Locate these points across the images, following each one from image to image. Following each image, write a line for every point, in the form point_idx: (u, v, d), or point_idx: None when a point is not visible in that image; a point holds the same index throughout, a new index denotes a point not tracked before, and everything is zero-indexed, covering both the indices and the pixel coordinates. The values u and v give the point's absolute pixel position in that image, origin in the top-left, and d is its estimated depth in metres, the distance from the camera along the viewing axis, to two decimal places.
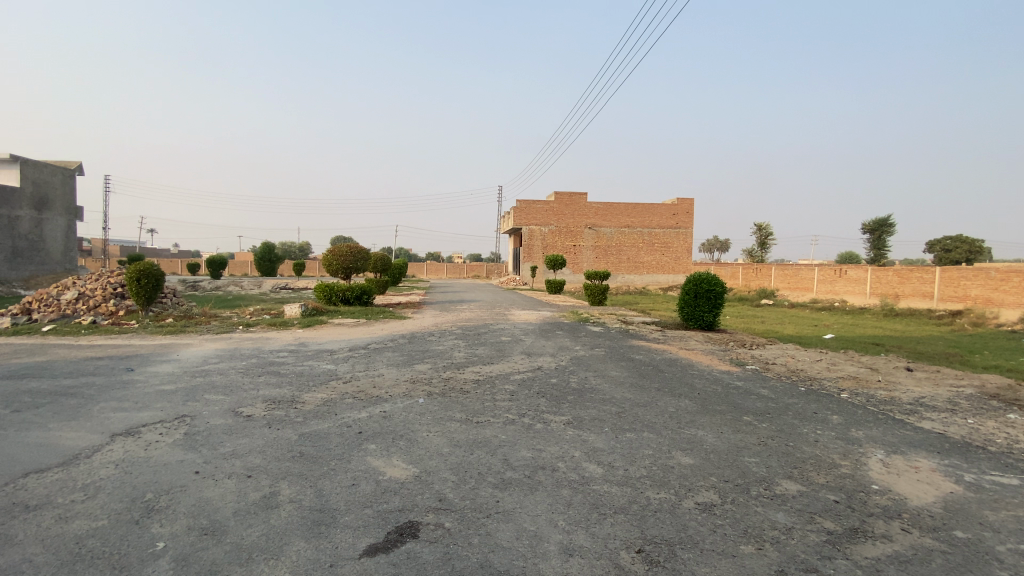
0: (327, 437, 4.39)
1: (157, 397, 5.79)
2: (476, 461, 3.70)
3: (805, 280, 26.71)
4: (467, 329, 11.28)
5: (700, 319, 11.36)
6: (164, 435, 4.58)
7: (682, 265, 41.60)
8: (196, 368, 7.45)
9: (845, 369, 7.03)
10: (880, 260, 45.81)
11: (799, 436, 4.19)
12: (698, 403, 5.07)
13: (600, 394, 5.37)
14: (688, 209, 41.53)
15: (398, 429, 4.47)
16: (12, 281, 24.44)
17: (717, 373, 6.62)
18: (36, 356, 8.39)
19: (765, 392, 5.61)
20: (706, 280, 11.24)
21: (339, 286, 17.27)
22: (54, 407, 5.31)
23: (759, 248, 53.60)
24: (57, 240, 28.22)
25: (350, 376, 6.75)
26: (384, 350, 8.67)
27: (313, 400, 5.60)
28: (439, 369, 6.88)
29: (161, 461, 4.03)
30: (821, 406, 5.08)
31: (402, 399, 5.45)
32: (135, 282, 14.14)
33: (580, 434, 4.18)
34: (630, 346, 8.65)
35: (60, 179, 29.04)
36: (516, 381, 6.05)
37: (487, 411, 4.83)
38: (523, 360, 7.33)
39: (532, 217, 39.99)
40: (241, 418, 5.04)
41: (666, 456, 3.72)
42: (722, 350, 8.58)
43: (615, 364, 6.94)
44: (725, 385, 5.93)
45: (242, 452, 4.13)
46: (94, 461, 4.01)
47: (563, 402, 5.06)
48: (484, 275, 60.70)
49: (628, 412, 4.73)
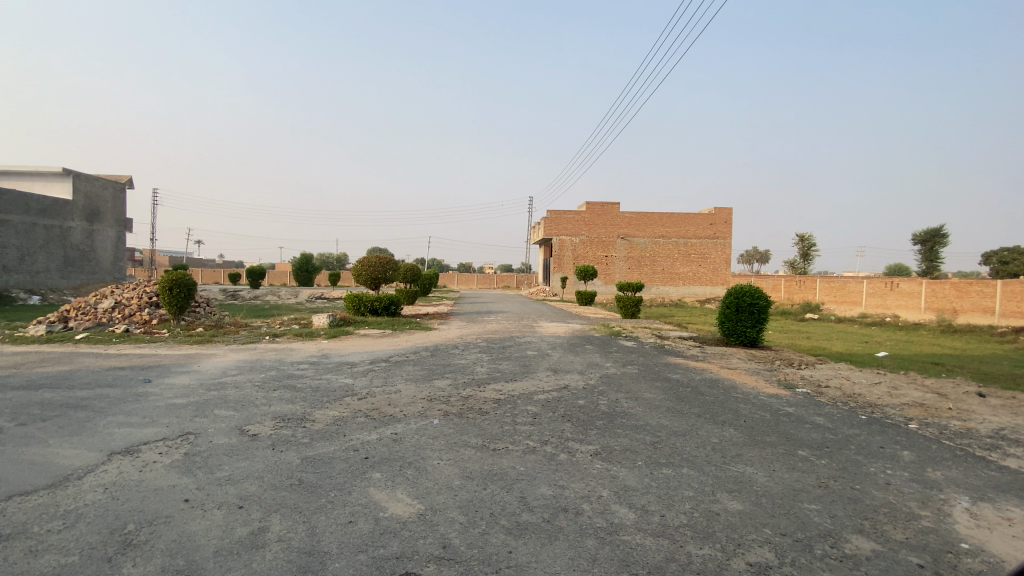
0: (330, 462, 4.02)
1: (164, 412, 5.56)
2: (490, 498, 3.26)
3: (853, 293, 25.33)
4: (492, 342, 10.85)
5: (741, 335, 10.64)
6: (163, 455, 4.30)
7: (719, 276, 40.28)
8: (212, 380, 7.25)
9: (909, 394, 6.29)
10: (932, 273, 43.43)
11: (866, 478, 3.60)
12: (744, 434, 4.50)
13: (633, 419, 4.85)
14: (726, 219, 40.22)
15: (407, 456, 4.07)
16: (63, 290, 25.42)
17: (763, 397, 5.99)
18: (61, 364, 8.40)
19: (820, 421, 4.98)
20: (749, 292, 10.54)
21: (368, 296, 17.15)
22: (60, 421, 5.13)
23: (801, 259, 51.63)
24: (107, 251, 29.44)
25: (366, 392, 6.41)
26: (405, 364, 8.32)
27: (323, 418, 5.27)
28: (459, 387, 6.47)
29: (153, 485, 3.73)
30: (887, 439, 4.44)
31: (417, 420, 5.06)
32: (167, 291, 14.31)
33: (608, 468, 3.69)
34: (666, 364, 8.05)
35: (111, 193, 30.26)
36: (540, 401, 5.59)
37: (505, 437, 4.39)
38: (549, 378, 6.86)
39: (564, 227, 39.54)
40: (246, 437, 4.74)
41: (709, 500, 3.20)
42: (767, 369, 7.90)
43: (649, 385, 6.39)
44: (773, 412, 5.31)
45: (239, 477, 3.80)
46: (84, 484, 3.75)
47: (590, 428, 4.58)
48: (515, 286, 60.56)
49: (664, 442, 4.21)
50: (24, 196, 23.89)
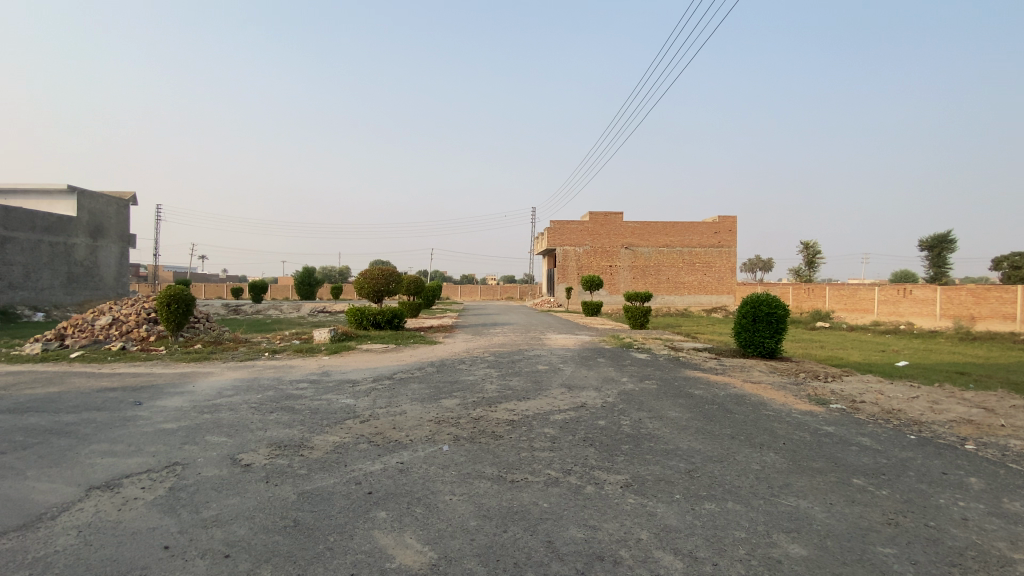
0: (329, 499, 3.59)
1: (152, 439, 5.11)
2: (512, 543, 2.83)
3: (864, 301, 24.87)
4: (499, 356, 10.41)
5: (760, 345, 10.17)
6: (146, 491, 3.83)
7: (725, 285, 39.78)
8: (206, 402, 6.81)
9: (953, 410, 5.83)
10: (941, 279, 42.83)
11: (940, 513, 3.16)
12: (788, 459, 4.07)
13: (661, 443, 4.41)
14: (731, 227, 39.80)
15: (416, 490, 3.64)
16: (66, 307, 25.09)
17: (797, 415, 5.55)
18: (51, 385, 7.99)
19: (866, 442, 4.58)
20: (766, 301, 10.11)
21: (371, 310, 16.74)
22: (40, 449, 4.69)
23: (807, 266, 51.11)
24: (110, 267, 29.13)
25: (369, 414, 5.98)
26: (410, 381, 7.89)
27: (322, 445, 4.85)
28: (468, 407, 6.04)
29: (131, 527, 3.26)
30: (948, 464, 4.00)
31: (425, 446, 4.63)
32: (165, 307, 13.94)
33: (643, 503, 3.27)
34: (684, 378, 7.62)
35: (115, 210, 30.06)
36: (557, 423, 5.16)
37: (523, 466, 3.96)
38: (563, 395, 6.42)
39: (567, 237, 39.21)
40: (237, 468, 4.31)
41: (766, 543, 2.76)
42: (793, 383, 7.45)
43: (672, 402, 5.95)
44: (813, 432, 4.87)
45: (226, 518, 3.36)
46: (56, 525, 3.25)
47: (616, 455, 4.15)
48: (518, 297, 60.18)
49: (701, 471, 3.78)
50: (30, 213, 23.67)
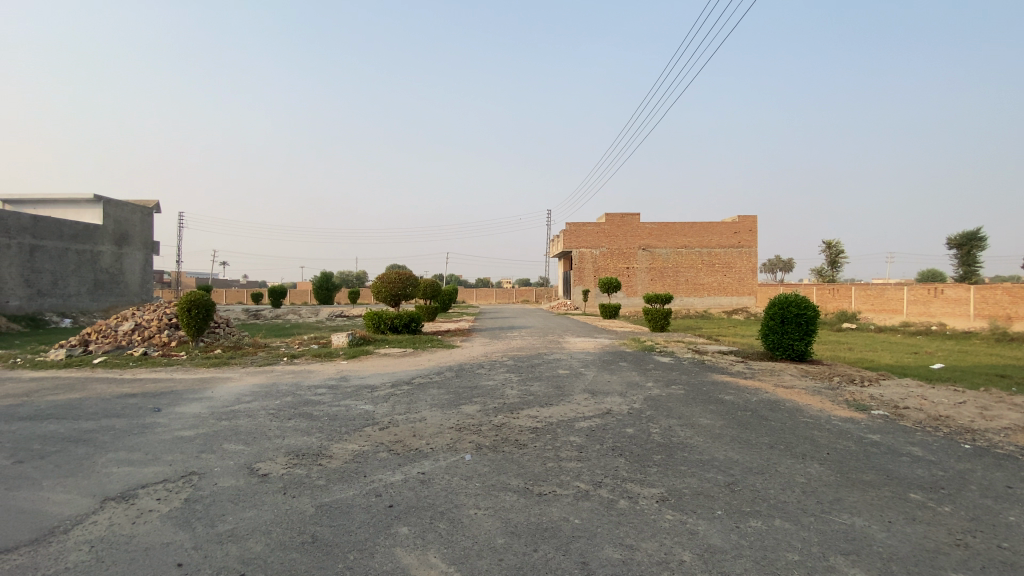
0: (349, 513, 3.42)
1: (170, 447, 5.01)
2: (544, 565, 2.63)
3: (893, 302, 24.16)
4: (519, 360, 10.21)
5: (789, 348, 9.81)
6: (162, 502, 3.71)
7: (746, 286, 39.06)
8: (224, 408, 6.73)
9: (1005, 416, 5.49)
10: (971, 278, 41.52)
11: (1012, 533, 2.89)
12: (834, 473, 3.80)
13: (696, 453, 4.17)
14: (752, 227, 39.05)
15: (439, 504, 3.45)
16: (92, 313, 25.55)
17: (837, 422, 5.27)
18: (73, 391, 7.98)
19: (918, 453, 4.31)
20: (796, 302, 9.77)
21: (388, 314, 16.67)
22: (56, 458, 4.60)
23: (830, 266, 50.04)
24: (134, 273, 29.61)
25: (388, 421, 5.84)
26: (429, 387, 7.73)
27: (341, 454, 4.70)
28: (489, 413, 5.85)
29: (145, 542, 3.12)
30: (1012, 477, 3.71)
31: (446, 455, 4.45)
32: (185, 313, 14.02)
33: (683, 519, 3.05)
34: (712, 382, 7.33)
35: (139, 218, 30.58)
36: (583, 430, 4.94)
37: (550, 478, 3.76)
38: (587, 401, 6.19)
39: (584, 239, 38.91)
40: (255, 478, 4.17)
41: (823, 567, 2.52)
42: (828, 388, 7.12)
43: (702, 409, 5.68)
44: (858, 443, 4.59)
45: (242, 533, 3.21)
46: (67, 540, 3.12)
47: (648, 466, 3.92)
48: (534, 300, 60.08)
49: (742, 484, 3.54)
50: (58, 222, 24.14)
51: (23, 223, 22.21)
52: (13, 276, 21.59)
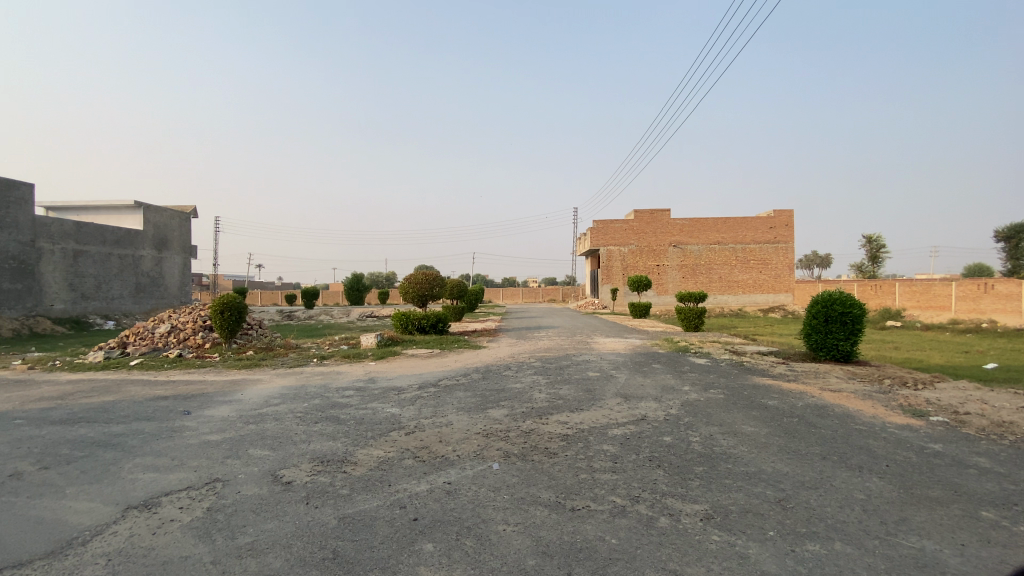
0: (372, 526, 3.26)
1: (196, 453, 4.96)
2: None
3: (940, 298, 22.96)
4: (546, 361, 9.98)
5: (833, 348, 9.32)
6: (184, 512, 3.62)
7: (782, 283, 37.89)
8: (252, 412, 6.70)
9: None
10: (1017, 272, 39.24)
11: None
12: (896, 490, 3.46)
13: (741, 464, 3.88)
14: (788, 221, 37.75)
15: (465, 518, 3.26)
16: (133, 316, 26.39)
17: (893, 430, 4.88)
18: (109, 394, 8.12)
19: (987, 464, 3.93)
20: (840, 299, 9.28)
21: (416, 314, 16.65)
22: (85, 464, 4.59)
23: (870, 261, 48.09)
24: (173, 276, 30.48)
25: (414, 425, 5.70)
26: (456, 389, 7.57)
27: (366, 461, 4.56)
28: (518, 418, 5.64)
29: (163, 556, 3.02)
30: None
31: (474, 464, 4.25)
32: (218, 315, 14.26)
33: (730, 541, 2.79)
34: (753, 386, 6.95)
35: (178, 223, 31.46)
36: (617, 439, 4.68)
37: (584, 491, 3.52)
38: (619, 406, 5.92)
39: (612, 237, 38.38)
40: (278, 486, 4.06)
41: None
42: (880, 392, 6.66)
43: (744, 415, 5.35)
44: (919, 453, 4.22)
45: (262, 548, 3.08)
46: (86, 553, 3.05)
47: (690, 479, 3.65)
48: (562, 299, 59.75)
49: (795, 501, 3.25)
50: (101, 228, 24.95)
51: (68, 229, 23.00)
52: (59, 281, 22.41)
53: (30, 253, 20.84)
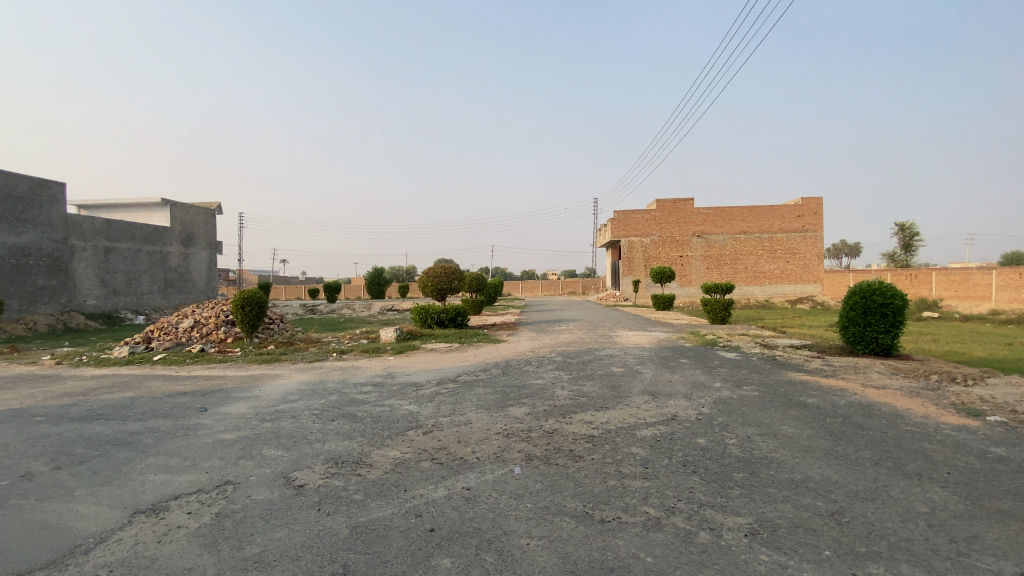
0: (387, 537, 3.04)
1: (209, 452, 4.83)
2: None
3: (979, 288, 21.94)
4: (568, 356, 9.71)
5: (872, 342, 8.82)
6: (192, 517, 3.46)
7: (811, 273, 36.85)
8: (269, 409, 6.57)
9: None
10: None
11: None
12: (963, 502, 3.11)
13: (785, 471, 3.57)
14: (816, 209, 36.58)
15: (485, 529, 3.02)
16: (162, 311, 26.86)
17: (949, 431, 4.49)
18: (130, 390, 8.10)
19: None
20: (880, 290, 8.78)
21: (435, 308, 16.48)
22: (96, 465, 4.47)
23: (903, 250, 46.45)
24: (200, 272, 30.94)
25: (432, 424, 5.47)
26: (475, 385, 7.36)
27: (382, 462, 4.36)
28: (539, 417, 5.38)
29: (165, 568, 2.84)
30: None
31: (494, 468, 4.01)
32: (240, 309, 14.27)
33: (781, 563, 2.48)
34: (788, 383, 6.56)
35: (204, 219, 31.85)
36: (647, 441, 4.38)
37: (615, 501, 3.24)
38: (647, 404, 5.60)
39: (633, 227, 37.76)
40: (290, 491, 3.88)
41: None
42: (928, 389, 6.21)
43: (783, 415, 5.00)
44: (982, 458, 3.84)
45: (269, 560, 2.88)
46: (87, 563, 2.89)
47: (730, 488, 3.34)
48: (581, 292, 59.41)
49: (850, 515, 2.93)
50: (130, 225, 25.36)
51: (99, 227, 23.39)
52: (91, 277, 22.84)
53: (62, 251, 21.23)
